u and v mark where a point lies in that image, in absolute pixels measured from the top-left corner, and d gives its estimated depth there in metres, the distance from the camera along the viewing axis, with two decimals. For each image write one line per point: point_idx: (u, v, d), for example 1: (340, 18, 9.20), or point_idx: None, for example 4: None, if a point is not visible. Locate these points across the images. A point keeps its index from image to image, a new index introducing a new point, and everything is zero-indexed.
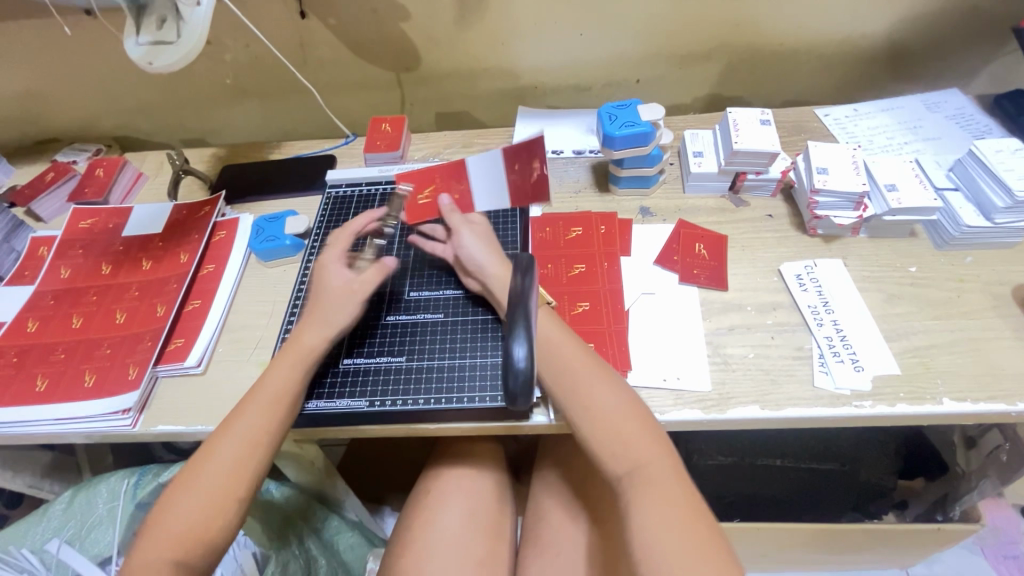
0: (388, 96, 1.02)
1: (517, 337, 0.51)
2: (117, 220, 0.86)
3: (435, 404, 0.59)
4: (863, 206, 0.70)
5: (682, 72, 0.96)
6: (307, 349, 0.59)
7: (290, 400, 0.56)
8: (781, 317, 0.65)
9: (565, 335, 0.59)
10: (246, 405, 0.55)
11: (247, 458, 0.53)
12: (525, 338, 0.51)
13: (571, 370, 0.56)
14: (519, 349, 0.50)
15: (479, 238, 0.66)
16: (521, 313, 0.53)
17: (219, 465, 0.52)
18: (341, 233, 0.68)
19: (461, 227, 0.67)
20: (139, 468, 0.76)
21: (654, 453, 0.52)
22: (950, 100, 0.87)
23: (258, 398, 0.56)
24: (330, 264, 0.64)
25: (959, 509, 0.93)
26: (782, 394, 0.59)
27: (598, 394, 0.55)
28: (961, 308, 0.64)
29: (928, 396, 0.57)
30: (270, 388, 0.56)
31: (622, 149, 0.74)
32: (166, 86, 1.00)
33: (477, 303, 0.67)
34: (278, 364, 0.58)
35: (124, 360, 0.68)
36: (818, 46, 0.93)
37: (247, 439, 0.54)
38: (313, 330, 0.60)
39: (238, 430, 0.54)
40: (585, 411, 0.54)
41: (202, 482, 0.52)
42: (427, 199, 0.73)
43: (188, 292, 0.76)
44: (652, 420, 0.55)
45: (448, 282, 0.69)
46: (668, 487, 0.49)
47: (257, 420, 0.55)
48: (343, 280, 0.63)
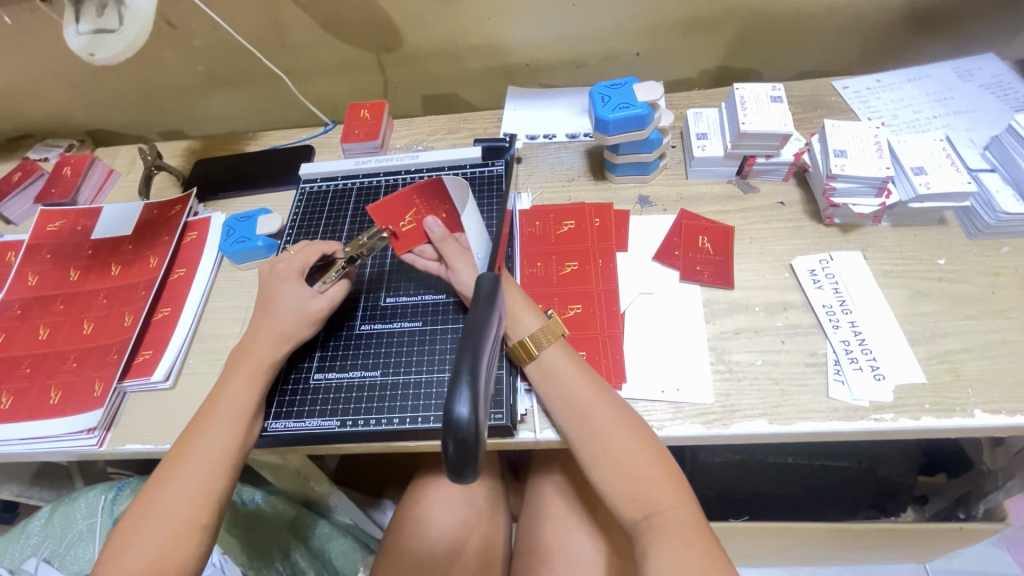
0: (369, 80, 0.95)
1: (457, 392, 0.33)
2: (86, 222, 0.81)
3: (409, 422, 0.54)
4: (886, 192, 0.62)
5: (686, 44, 0.88)
6: (266, 357, 0.55)
7: (250, 416, 0.53)
8: (793, 318, 0.59)
9: (575, 364, 0.55)
10: (205, 423, 0.51)
11: (208, 479, 0.49)
12: (471, 392, 0.34)
13: (582, 407, 0.52)
14: (462, 406, 0.33)
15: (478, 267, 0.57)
16: (469, 357, 0.36)
17: (174, 493, 0.48)
18: (313, 247, 0.61)
19: (457, 258, 0.57)
20: (118, 482, 0.74)
21: (673, 495, 0.48)
22: (985, 66, 0.78)
23: (219, 415, 0.52)
24: (296, 281, 0.58)
25: (983, 506, 0.87)
26: (792, 407, 0.54)
27: (615, 433, 0.51)
28: (996, 305, 0.57)
29: (957, 408, 0.52)
30: (232, 402, 0.53)
31: (618, 133, 0.67)
32: (133, 76, 0.94)
33: (456, 308, 0.62)
34: (236, 376, 0.54)
35: (90, 375, 0.65)
36: (837, 10, 0.84)
37: (206, 459, 0.50)
38: (269, 339, 0.55)
39: (197, 451, 0.50)
40: (599, 453, 0.51)
41: (161, 511, 0.47)
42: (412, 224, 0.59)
43: (158, 299, 0.72)
44: (671, 459, 0.51)
45: (426, 286, 0.64)
46: (688, 533, 0.46)
47: (218, 438, 0.51)
48: (305, 295, 0.58)
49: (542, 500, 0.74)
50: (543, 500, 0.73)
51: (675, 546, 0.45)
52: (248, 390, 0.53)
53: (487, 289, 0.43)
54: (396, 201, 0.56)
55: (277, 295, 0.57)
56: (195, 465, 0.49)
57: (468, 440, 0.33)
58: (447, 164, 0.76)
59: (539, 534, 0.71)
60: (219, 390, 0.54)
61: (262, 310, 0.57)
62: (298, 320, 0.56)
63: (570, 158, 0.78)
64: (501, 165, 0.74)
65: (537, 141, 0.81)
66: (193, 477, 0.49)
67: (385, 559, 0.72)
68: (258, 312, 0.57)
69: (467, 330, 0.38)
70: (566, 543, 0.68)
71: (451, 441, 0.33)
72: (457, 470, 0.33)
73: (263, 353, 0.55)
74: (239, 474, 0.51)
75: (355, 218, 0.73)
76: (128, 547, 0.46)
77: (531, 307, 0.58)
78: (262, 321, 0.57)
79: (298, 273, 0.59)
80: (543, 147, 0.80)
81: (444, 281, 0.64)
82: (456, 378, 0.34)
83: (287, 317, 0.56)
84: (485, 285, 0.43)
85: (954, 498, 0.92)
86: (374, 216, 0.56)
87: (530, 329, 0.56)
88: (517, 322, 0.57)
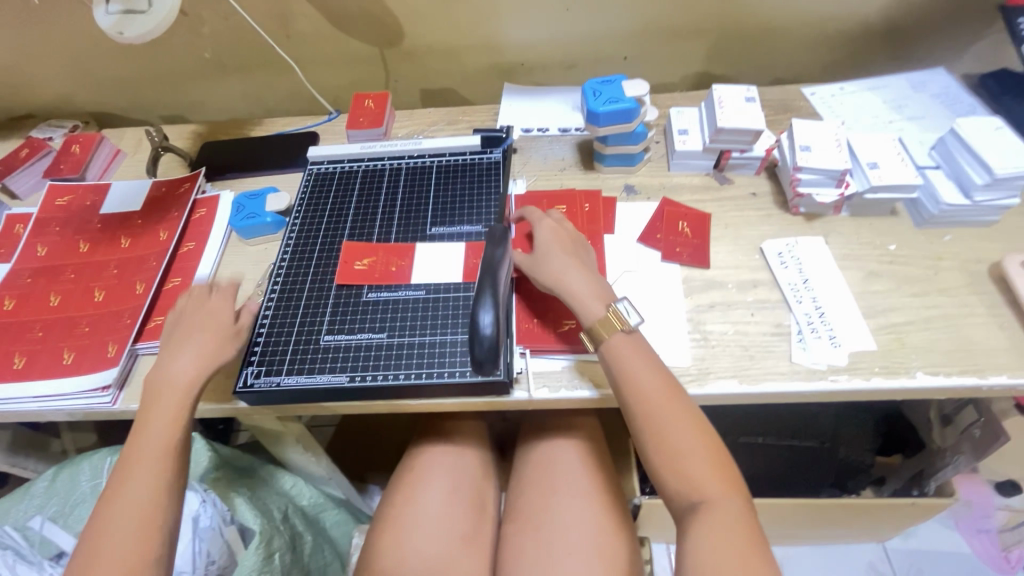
0: (371, 73, 1.00)
1: (484, 302, 0.57)
2: (95, 198, 0.84)
3: (413, 378, 0.59)
4: (845, 183, 0.70)
5: (670, 50, 0.95)
6: (184, 389, 0.57)
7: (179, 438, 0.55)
8: (761, 294, 0.66)
9: (640, 356, 0.57)
10: (134, 464, 0.53)
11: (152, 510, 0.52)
12: (491, 306, 0.58)
13: (646, 400, 0.54)
14: (485, 314, 0.57)
15: (552, 244, 0.64)
16: (488, 281, 0.59)
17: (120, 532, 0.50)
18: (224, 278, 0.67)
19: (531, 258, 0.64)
20: (122, 446, 0.77)
21: (721, 490, 0.50)
22: (936, 79, 0.87)
23: (139, 459, 0.54)
24: (217, 303, 0.63)
25: (934, 484, 0.95)
26: (759, 369, 0.60)
27: (673, 428, 0.53)
28: (938, 285, 0.65)
29: (902, 370, 0.58)
30: (156, 437, 0.55)
31: (607, 125, 0.74)
32: (141, 60, 0.98)
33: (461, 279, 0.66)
34: (160, 407, 0.56)
35: (103, 337, 0.67)
36: (805, 24, 0.93)
37: (144, 493, 0.52)
38: (184, 357, 0.58)
39: (125, 499, 0.52)
40: (654, 439, 0.53)
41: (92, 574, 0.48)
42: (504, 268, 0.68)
43: (168, 270, 0.75)
44: (726, 458, 0.53)
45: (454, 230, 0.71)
46: (729, 523, 0.48)
47: (151, 474, 0.53)
48: (222, 316, 0.62)
49: (527, 467, 0.78)
50: (530, 469, 0.77)
51: (714, 531, 0.48)
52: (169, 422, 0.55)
53: (500, 232, 0.63)
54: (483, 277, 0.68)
55: (196, 318, 0.62)
56: (137, 497, 0.52)
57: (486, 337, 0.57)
58: (448, 151, 0.81)
59: (527, 496, 0.75)
60: (137, 435, 0.55)
61: (185, 332, 0.61)
62: (216, 335, 0.60)
63: (562, 150, 0.84)
64: (498, 153, 0.80)
65: (531, 134, 0.87)
66: (125, 527, 0.50)
67: (380, 525, 0.75)
68: (178, 336, 0.60)
69: (487, 265, 0.60)
70: (552, 507, 0.72)
71: (477, 341, 0.57)
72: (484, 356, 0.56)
73: (178, 384, 0.57)
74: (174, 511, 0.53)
75: (362, 198, 0.77)
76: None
77: (602, 293, 0.60)
78: (183, 345, 0.59)
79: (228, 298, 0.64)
80: (536, 140, 0.86)
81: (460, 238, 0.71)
82: (483, 296, 0.58)
83: (208, 333, 0.60)
84: (498, 230, 0.64)
85: (908, 478, 0.99)
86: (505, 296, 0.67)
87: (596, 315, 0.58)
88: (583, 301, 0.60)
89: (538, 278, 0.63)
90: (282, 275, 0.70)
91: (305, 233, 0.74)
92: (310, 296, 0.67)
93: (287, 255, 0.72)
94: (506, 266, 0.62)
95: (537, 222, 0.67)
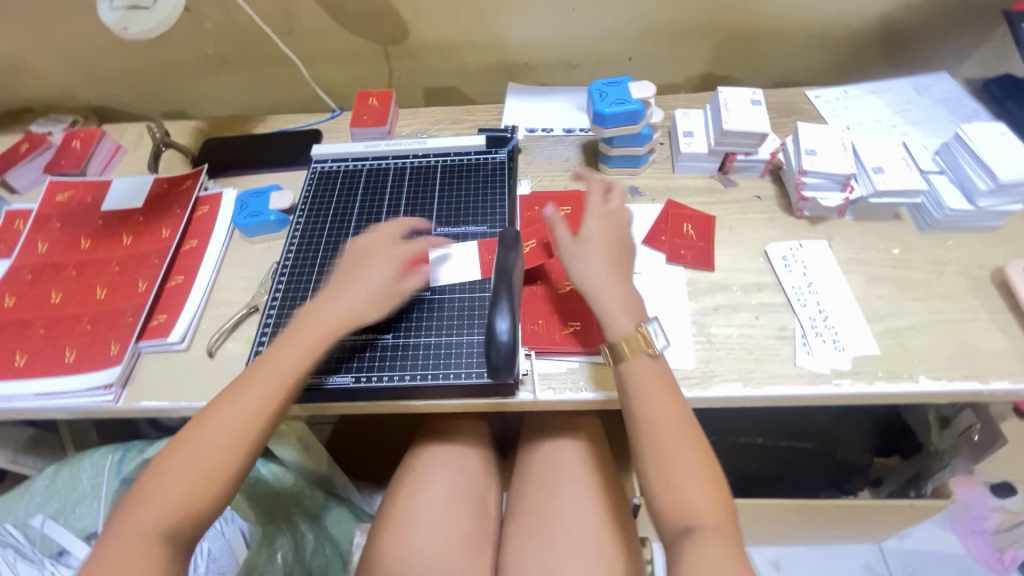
0: (374, 71, 0.99)
1: (502, 309, 0.58)
2: (95, 194, 0.84)
3: (419, 380, 0.60)
4: (850, 188, 0.70)
5: (675, 50, 0.95)
6: (305, 356, 0.56)
7: (269, 407, 0.54)
8: (766, 297, 0.66)
9: (659, 382, 0.56)
10: (205, 423, 0.52)
11: (206, 480, 0.50)
12: (507, 314, 0.58)
13: (656, 418, 0.54)
14: (502, 321, 0.57)
15: (600, 245, 0.63)
16: (505, 287, 0.59)
17: (167, 497, 0.48)
18: (393, 226, 0.68)
19: (574, 245, 0.63)
20: (124, 444, 0.75)
21: (713, 513, 0.50)
22: (940, 83, 0.87)
23: (259, 380, 0.54)
24: (382, 257, 0.63)
25: (931, 484, 0.96)
26: (763, 372, 0.60)
27: (678, 450, 0.52)
28: (941, 290, 0.65)
29: (905, 374, 0.59)
30: (243, 404, 0.53)
31: (613, 126, 0.74)
32: (142, 55, 0.97)
33: (473, 282, 0.67)
34: (262, 371, 0.55)
35: (105, 336, 0.67)
36: (809, 26, 0.93)
37: (206, 458, 0.50)
38: (338, 303, 0.59)
39: (227, 413, 0.53)
40: (653, 453, 0.53)
41: (162, 477, 0.49)
42: (531, 247, 0.70)
43: (171, 268, 0.75)
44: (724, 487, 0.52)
45: (479, 224, 0.72)
46: (717, 545, 0.48)
47: (226, 435, 0.52)
48: (384, 277, 0.62)
49: (530, 467, 0.78)
50: (533, 469, 0.77)
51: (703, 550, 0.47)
52: (261, 392, 0.54)
53: (509, 237, 0.63)
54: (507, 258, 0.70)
55: (359, 268, 0.62)
56: (200, 460, 0.50)
57: (503, 344, 0.57)
58: (452, 151, 0.81)
59: (530, 496, 0.75)
60: (270, 355, 0.56)
61: (341, 281, 0.62)
62: (373, 298, 0.60)
63: (566, 150, 0.84)
64: (503, 154, 0.80)
65: (536, 134, 0.86)
66: (216, 444, 0.51)
67: (382, 524, 0.75)
68: (335, 281, 0.62)
69: (501, 271, 0.60)
70: (555, 507, 0.72)
71: (495, 348, 0.57)
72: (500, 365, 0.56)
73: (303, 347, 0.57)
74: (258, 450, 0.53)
75: (366, 197, 0.77)
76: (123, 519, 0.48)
77: (632, 310, 0.59)
78: (342, 291, 0.60)
79: (387, 250, 0.64)
80: (541, 140, 0.86)
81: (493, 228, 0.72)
82: (501, 302, 0.58)
83: (366, 290, 0.60)
84: (508, 234, 0.64)
85: (905, 479, 1.00)
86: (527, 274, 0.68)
87: (625, 331, 0.58)
88: (609, 314, 0.59)
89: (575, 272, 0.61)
90: (286, 275, 0.70)
91: (309, 232, 0.74)
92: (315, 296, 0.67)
93: (291, 254, 0.72)
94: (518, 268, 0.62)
95: (590, 209, 0.67)
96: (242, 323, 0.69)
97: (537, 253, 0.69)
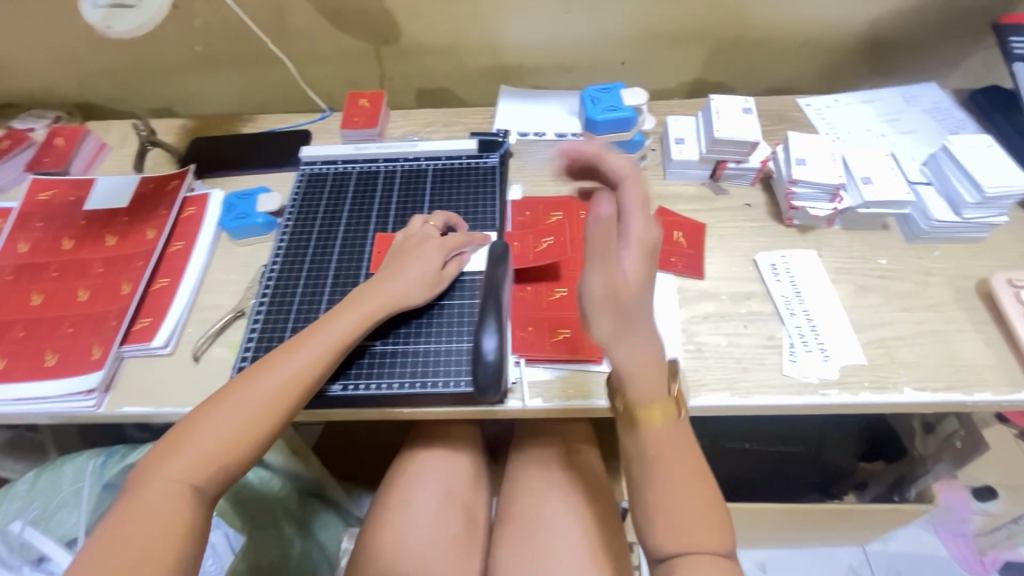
0: (365, 71, 0.98)
1: (488, 328, 0.59)
2: (79, 193, 0.82)
3: (407, 388, 0.59)
4: (839, 197, 0.70)
5: (668, 55, 0.95)
6: (338, 344, 0.58)
7: (297, 389, 0.54)
8: (755, 306, 0.66)
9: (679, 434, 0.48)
10: (230, 394, 0.52)
11: (217, 454, 0.49)
12: (495, 332, 0.59)
13: (667, 456, 0.47)
14: (489, 339, 0.58)
15: (638, 293, 0.45)
16: (493, 307, 0.60)
17: (173, 472, 0.47)
18: (438, 218, 0.70)
19: (599, 289, 0.45)
20: (107, 448, 0.75)
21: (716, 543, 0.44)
22: (928, 93, 0.88)
23: (311, 341, 0.57)
24: (431, 245, 0.66)
25: (916, 490, 0.97)
26: (751, 381, 0.60)
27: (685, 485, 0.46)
28: (927, 300, 0.66)
29: (890, 385, 0.59)
30: (266, 384, 0.53)
31: (604, 133, 0.74)
32: (128, 51, 0.95)
33: (467, 288, 0.67)
34: (296, 351, 0.56)
35: (87, 339, 0.66)
36: (802, 34, 0.93)
37: (221, 433, 0.50)
38: (389, 286, 0.62)
39: (276, 368, 0.54)
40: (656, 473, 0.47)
41: (203, 423, 0.50)
42: (548, 244, 0.69)
43: (156, 270, 0.73)
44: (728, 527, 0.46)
45: (481, 225, 0.73)
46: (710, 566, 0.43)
47: (245, 410, 0.51)
48: (430, 265, 0.64)
49: (521, 472, 0.78)
50: (523, 475, 0.77)
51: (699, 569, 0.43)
52: (289, 373, 0.54)
53: (499, 252, 0.64)
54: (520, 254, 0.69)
55: (409, 257, 0.65)
56: (212, 434, 0.50)
57: (489, 363, 0.58)
58: (444, 154, 0.80)
59: (520, 501, 0.75)
60: (323, 321, 0.59)
61: (393, 268, 0.64)
62: (422, 283, 0.63)
63: None
64: (495, 158, 0.80)
65: (528, 138, 0.86)
66: (259, 399, 0.52)
67: (372, 526, 0.74)
68: (388, 266, 0.64)
69: (490, 288, 0.61)
70: (545, 513, 0.72)
71: (481, 367, 0.58)
72: (486, 386, 0.57)
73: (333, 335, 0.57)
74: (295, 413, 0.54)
75: (356, 201, 0.77)
76: (153, 464, 0.48)
77: (662, 372, 0.47)
78: (394, 274, 0.63)
79: (434, 239, 0.67)
80: (533, 144, 0.85)
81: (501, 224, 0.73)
82: (489, 321, 0.59)
83: (414, 278, 0.63)
84: (498, 248, 0.65)
85: (889, 483, 1.01)
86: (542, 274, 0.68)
87: (649, 398, 0.47)
88: (638, 374, 0.47)
89: (593, 327, 0.46)
90: (275, 278, 0.69)
91: (298, 235, 0.73)
92: (303, 301, 0.67)
93: (279, 257, 0.71)
94: (507, 286, 0.63)
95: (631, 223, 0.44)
96: (229, 327, 0.68)
97: (555, 249, 0.68)
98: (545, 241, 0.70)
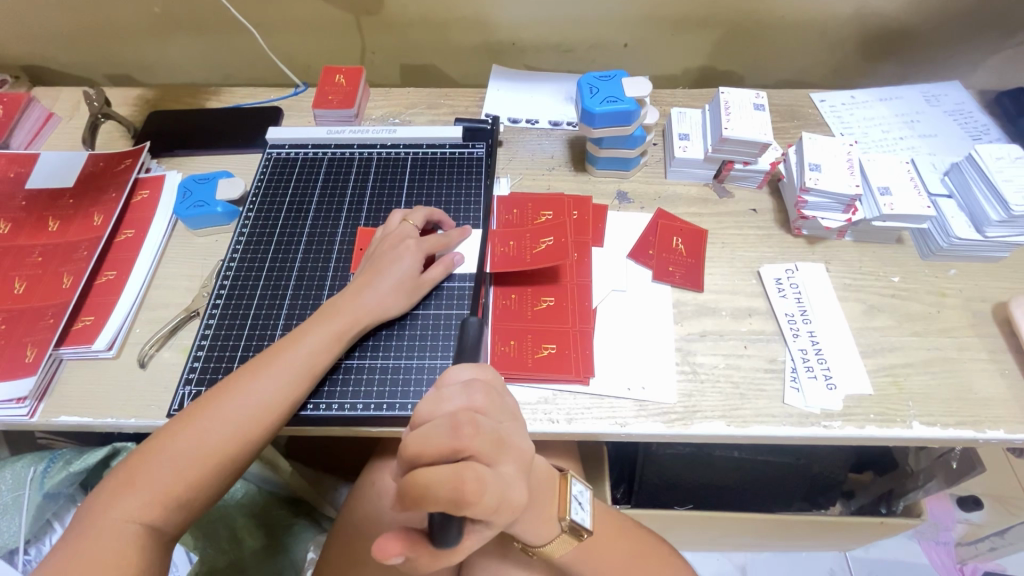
0: (344, 43, 0.90)
1: None
2: (19, 169, 0.74)
3: (373, 409, 0.54)
4: (853, 209, 0.65)
5: (674, 39, 0.88)
6: (305, 362, 0.52)
7: (265, 419, 0.50)
8: (756, 325, 0.61)
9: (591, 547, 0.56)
10: (195, 418, 0.48)
11: (175, 489, 0.45)
12: None
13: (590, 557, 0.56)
14: None
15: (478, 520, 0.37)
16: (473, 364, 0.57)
17: (126, 511, 0.44)
18: (423, 215, 0.63)
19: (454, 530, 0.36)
20: (50, 452, 0.68)
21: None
22: (951, 93, 0.81)
23: (276, 363, 0.51)
24: (411, 249, 0.59)
25: (903, 503, 0.91)
26: (749, 410, 0.55)
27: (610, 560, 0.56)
28: (940, 325, 0.61)
29: (898, 418, 0.55)
30: (229, 414, 0.48)
31: (603, 126, 0.67)
32: (79, 10, 0.86)
33: (448, 295, 0.61)
34: (263, 371, 0.51)
35: (20, 339, 0.59)
36: (820, 22, 0.86)
37: (176, 468, 0.46)
38: (365, 291, 0.56)
39: (241, 393, 0.49)
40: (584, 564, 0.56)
41: (161, 455, 0.46)
42: (546, 247, 0.62)
43: (102, 261, 0.66)
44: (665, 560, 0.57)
45: (464, 216, 0.67)
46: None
47: (206, 441, 0.47)
48: (410, 270, 0.58)
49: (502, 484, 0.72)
50: None
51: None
52: (260, 397, 0.50)
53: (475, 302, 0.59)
54: (512, 257, 0.62)
55: (389, 262, 0.58)
56: (170, 469, 0.46)
57: None
58: (425, 142, 0.74)
59: None
60: (290, 339, 0.53)
61: (371, 272, 0.58)
62: (399, 290, 0.57)
63: (552, 146, 0.77)
64: (481, 148, 0.73)
65: (519, 126, 0.79)
66: (223, 428, 0.48)
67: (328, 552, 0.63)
68: (366, 269, 0.59)
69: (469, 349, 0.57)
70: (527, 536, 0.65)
71: None
72: None
73: (301, 353, 0.52)
74: (263, 446, 0.50)
75: (326, 191, 0.70)
76: (106, 500, 0.44)
77: (555, 503, 0.53)
78: (372, 278, 0.57)
79: (416, 241, 0.60)
80: (525, 133, 0.79)
81: (483, 215, 0.67)
82: None
83: (392, 284, 0.57)
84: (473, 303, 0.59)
85: (878, 494, 0.97)
86: (537, 281, 0.63)
87: (553, 533, 0.53)
88: (531, 532, 0.52)
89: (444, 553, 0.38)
90: (231, 276, 0.63)
91: (259, 230, 0.67)
92: (261, 307, 0.61)
93: (238, 253, 0.65)
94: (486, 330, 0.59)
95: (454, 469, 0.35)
96: (181, 328, 0.62)
97: (554, 252, 0.61)
98: (545, 242, 0.62)
